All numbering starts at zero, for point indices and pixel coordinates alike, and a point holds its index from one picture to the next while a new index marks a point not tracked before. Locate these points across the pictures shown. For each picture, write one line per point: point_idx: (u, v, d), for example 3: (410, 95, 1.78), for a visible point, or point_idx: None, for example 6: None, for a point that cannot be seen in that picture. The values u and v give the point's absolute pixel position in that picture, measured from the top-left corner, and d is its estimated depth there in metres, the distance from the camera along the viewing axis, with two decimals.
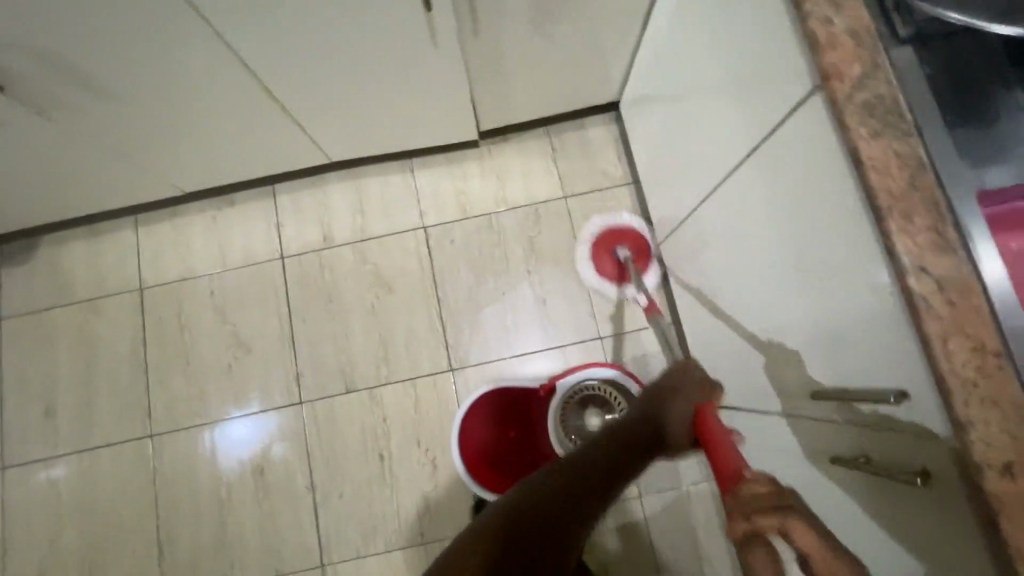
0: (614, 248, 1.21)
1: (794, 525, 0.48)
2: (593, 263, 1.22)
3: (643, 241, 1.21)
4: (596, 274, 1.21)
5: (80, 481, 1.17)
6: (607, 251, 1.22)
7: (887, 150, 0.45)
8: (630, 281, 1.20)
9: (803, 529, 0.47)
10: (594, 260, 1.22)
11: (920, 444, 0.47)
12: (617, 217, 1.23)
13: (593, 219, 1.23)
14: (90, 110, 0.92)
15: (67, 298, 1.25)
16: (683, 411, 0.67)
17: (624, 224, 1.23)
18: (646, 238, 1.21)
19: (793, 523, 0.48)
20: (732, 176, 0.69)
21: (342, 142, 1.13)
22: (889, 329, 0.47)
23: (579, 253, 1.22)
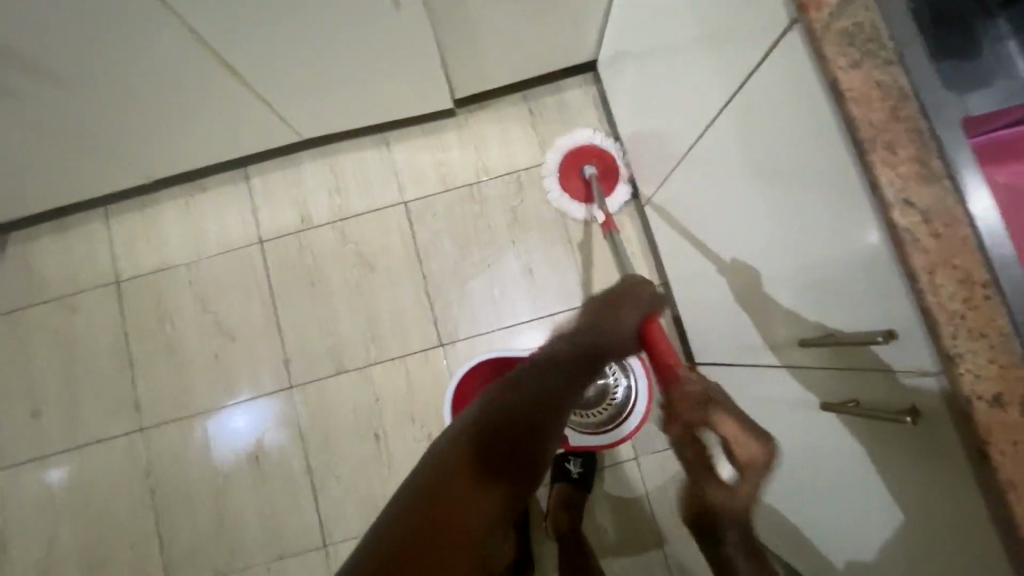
0: (582, 167, 1.18)
1: (717, 416, 0.65)
2: (560, 182, 1.19)
3: (609, 158, 1.17)
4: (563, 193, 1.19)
5: (73, 479, 1.16)
6: (575, 170, 1.19)
7: (867, 79, 0.43)
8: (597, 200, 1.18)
9: (724, 418, 0.64)
10: (562, 180, 1.19)
11: (908, 383, 0.47)
12: (590, 134, 1.18)
13: (563, 137, 1.20)
14: (43, 97, 0.86)
15: (42, 297, 1.22)
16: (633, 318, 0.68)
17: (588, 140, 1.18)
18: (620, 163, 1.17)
19: (719, 416, 0.65)
20: (711, 125, 0.67)
21: (313, 120, 1.09)
22: (872, 269, 0.46)
23: (546, 170, 1.20)
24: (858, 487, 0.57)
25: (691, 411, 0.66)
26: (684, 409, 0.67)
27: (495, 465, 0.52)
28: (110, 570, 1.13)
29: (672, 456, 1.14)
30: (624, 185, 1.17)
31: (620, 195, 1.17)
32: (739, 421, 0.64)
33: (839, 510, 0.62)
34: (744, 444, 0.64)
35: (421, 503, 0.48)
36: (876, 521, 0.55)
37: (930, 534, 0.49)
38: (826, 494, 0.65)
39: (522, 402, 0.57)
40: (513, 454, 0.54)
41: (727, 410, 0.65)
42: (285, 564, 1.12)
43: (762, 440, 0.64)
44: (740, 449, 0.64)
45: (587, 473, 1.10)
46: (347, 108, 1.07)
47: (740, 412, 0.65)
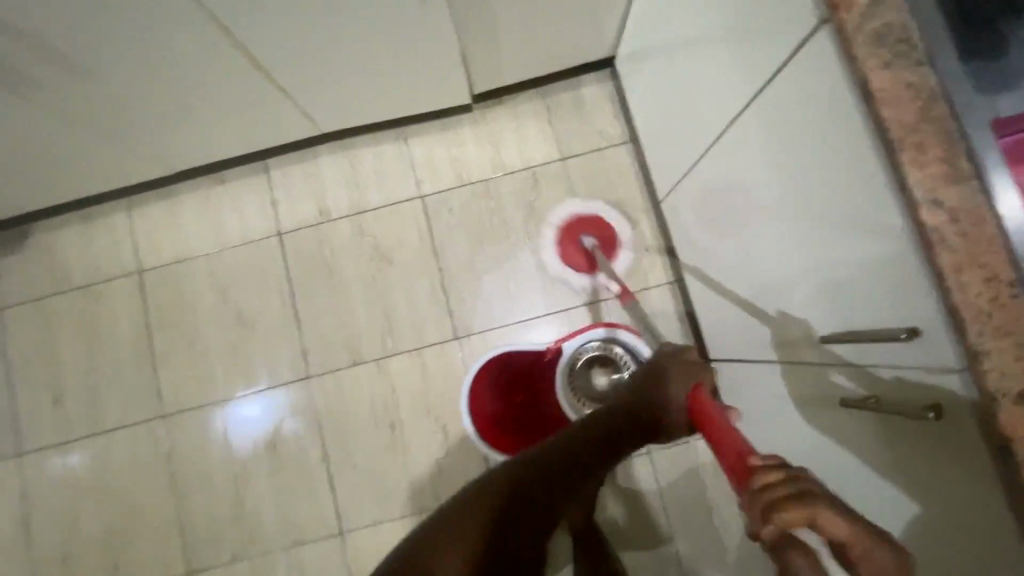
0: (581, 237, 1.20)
1: (820, 514, 0.40)
2: (560, 254, 1.20)
3: (605, 225, 1.20)
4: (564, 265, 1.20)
5: (95, 464, 1.19)
6: (574, 240, 1.20)
7: (898, 80, 0.44)
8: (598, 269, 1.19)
9: (833, 518, 0.39)
10: (562, 253, 1.20)
11: (929, 379, 0.48)
12: (581, 203, 1.21)
13: (558, 207, 1.21)
14: (70, 85, 0.88)
15: (65, 285, 1.24)
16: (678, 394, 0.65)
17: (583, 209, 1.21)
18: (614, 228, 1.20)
19: (821, 514, 0.40)
20: (733, 124, 0.68)
21: (333, 113, 1.11)
22: (898, 266, 0.47)
23: (543, 245, 1.20)
24: (874, 480, 0.58)
25: (779, 511, 0.41)
26: (770, 510, 0.42)
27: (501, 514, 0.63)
28: (131, 553, 1.16)
29: (684, 451, 1.15)
30: (624, 248, 1.20)
31: (621, 259, 1.19)
32: (851, 518, 0.40)
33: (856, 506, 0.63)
34: (873, 556, 0.39)
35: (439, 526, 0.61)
36: (888, 514, 0.56)
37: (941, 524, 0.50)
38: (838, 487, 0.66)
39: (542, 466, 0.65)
40: (520, 505, 0.64)
41: (826, 497, 0.41)
42: (302, 549, 1.14)
43: (889, 542, 0.39)
44: (862, 561, 0.39)
45: None
46: (366, 101, 1.09)
47: (851, 504, 0.41)
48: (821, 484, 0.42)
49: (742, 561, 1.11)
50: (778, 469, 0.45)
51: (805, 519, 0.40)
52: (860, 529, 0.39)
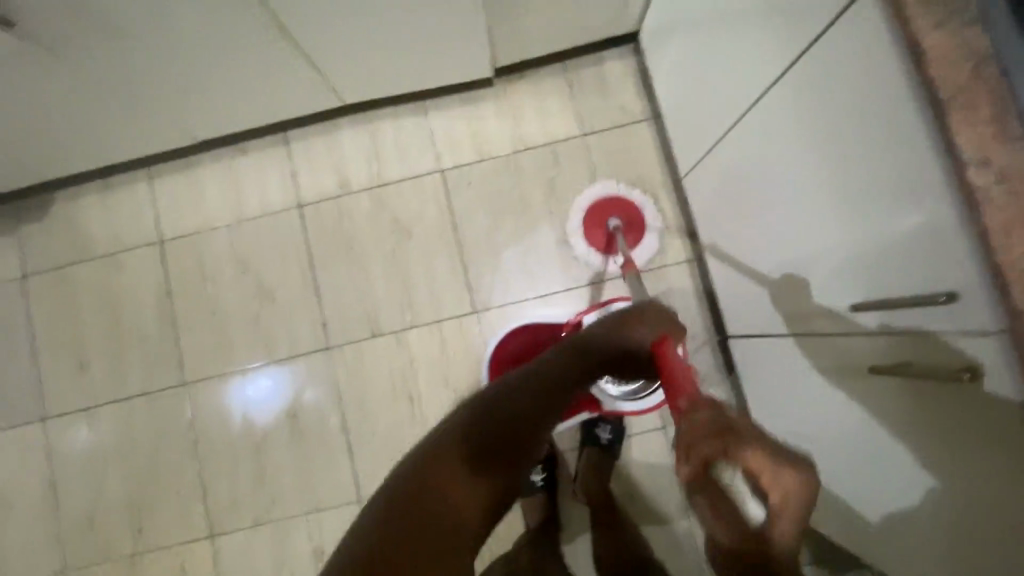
0: (607, 219, 1.19)
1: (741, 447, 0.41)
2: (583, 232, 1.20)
3: (635, 211, 1.19)
4: (584, 243, 1.20)
5: (119, 429, 1.21)
6: (600, 220, 1.19)
7: (949, 40, 0.44)
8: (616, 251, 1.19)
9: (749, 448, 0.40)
10: (585, 232, 1.20)
11: (963, 341, 0.49)
12: (607, 186, 1.20)
13: (591, 186, 1.20)
14: (100, 52, 0.88)
15: (88, 254, 1.25)
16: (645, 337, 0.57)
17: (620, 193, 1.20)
18: (640, 210, 1.19)
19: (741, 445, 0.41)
20: (772, 91, 0.69)
21: (357, 84, 1.10)
22: (937, 229, 0.49)
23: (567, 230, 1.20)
24: (916, 440, 0.60)
25: (697, 442, 0.43)
26: (691, 443, 0.43)
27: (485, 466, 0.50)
28: (155, 516, 1.18)
29: None
30: (651, 235, 1.19)
31: (645, 246, 1.19)
32: (764, 451, 0.40)
33: (896, 470, 0.65)
34: (779, 485, 0.39)
35: (407, 495, 0.46)
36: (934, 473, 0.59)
37: (985, 479, 0.52)
38: (879, 450, 0.68)
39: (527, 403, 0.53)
40: (508, 453, 0.51)
41: (745, 432, 0.41)
42: (323, 514, 1.17)
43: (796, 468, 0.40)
44: (771, 489, 0.39)
45: (616, 439, 1.12)
46: (390, 72, 1.08)
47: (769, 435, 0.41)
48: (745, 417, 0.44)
49: None
50: (707, 406, 0.46)
51: (720, 449, 0.42)
52: (772, 461, 0.39)
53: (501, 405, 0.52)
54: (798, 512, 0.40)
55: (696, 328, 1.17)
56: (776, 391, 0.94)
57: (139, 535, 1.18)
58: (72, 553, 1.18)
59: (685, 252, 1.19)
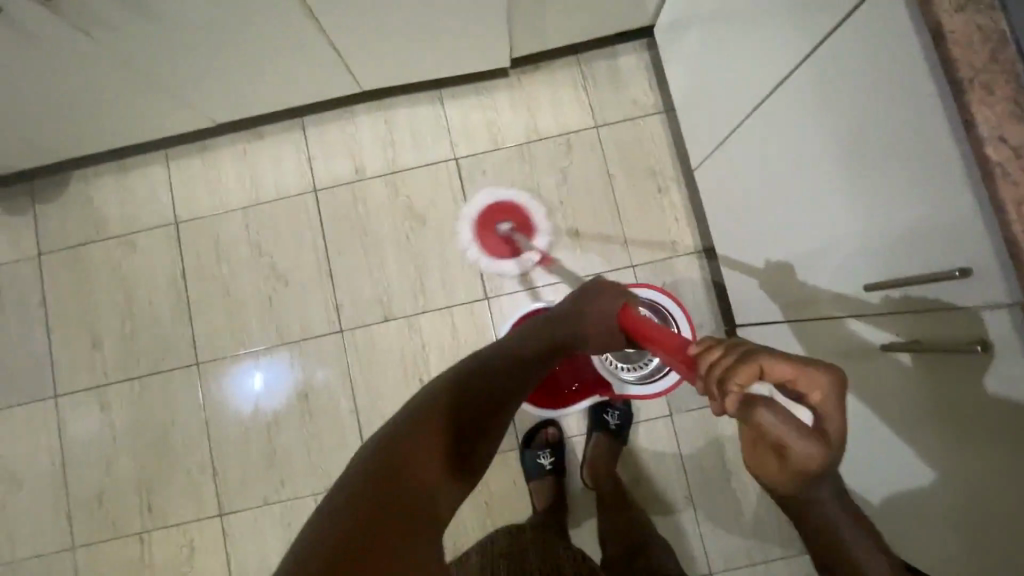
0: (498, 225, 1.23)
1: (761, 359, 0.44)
2: (481, 244, 1.22)
3: (519, 210, 1.23)
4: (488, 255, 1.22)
5: (131, 407, 1.22)
6: (491, 229, 1.23)
7: (969, 23, 0.47)
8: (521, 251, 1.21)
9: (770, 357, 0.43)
10: (481, 242, 1.23)
11: (974, 317, 0.53)
12: (486, 196, 1.23)
13: (472, 199, 1.24)
14: (133, 34, 0.88)
15: (103, 233, 1.26)
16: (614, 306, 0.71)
17: (501, 197, 1.23)
18: (526, 209, 1.23)
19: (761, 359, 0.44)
20: (785, 84, 0.71)
21: (377, 72, 1.12)
22: (952, 207, 0.51)
23: (468, 255, 1.22)
24: (927, 413, 0.63)
25: (731, 375, 0.44)
26: (723, 379, 0.45)
27: (463, 440, 0.52)
28: (165, 494, 1.19)
29: (707, 414, 1.18)
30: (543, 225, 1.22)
31: (543, 237, 1.22)
32: (788, 356, 0.43)
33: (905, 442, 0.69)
34: (816, 381, 0.43)
35: (387, 472, 0.46)
36: (946, 443, 0.62)
37: (997, 445, 0.55)
38: (889, 426, 0.70)
39: (500, 383, 0.57)
40: (485, 426, 0.53)
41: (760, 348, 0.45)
42: None
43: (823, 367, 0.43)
44: (808, 388, 0.43)
45: (624, 424, 1.14)
46: (411, 60, 1.10)
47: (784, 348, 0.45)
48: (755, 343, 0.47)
49: (758, 517, 1.16)
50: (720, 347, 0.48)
51: (754, 374, 0.44)
52: (799, 363, 0.43)
53: (474, 385, 0.56)
54: (838, 400, 0.43)
55: (704, 318, 1.19)
56: None
57: (148, 513, 1.19)
58: (81, 529, 1.19)
59: (693, 242, 1.22)
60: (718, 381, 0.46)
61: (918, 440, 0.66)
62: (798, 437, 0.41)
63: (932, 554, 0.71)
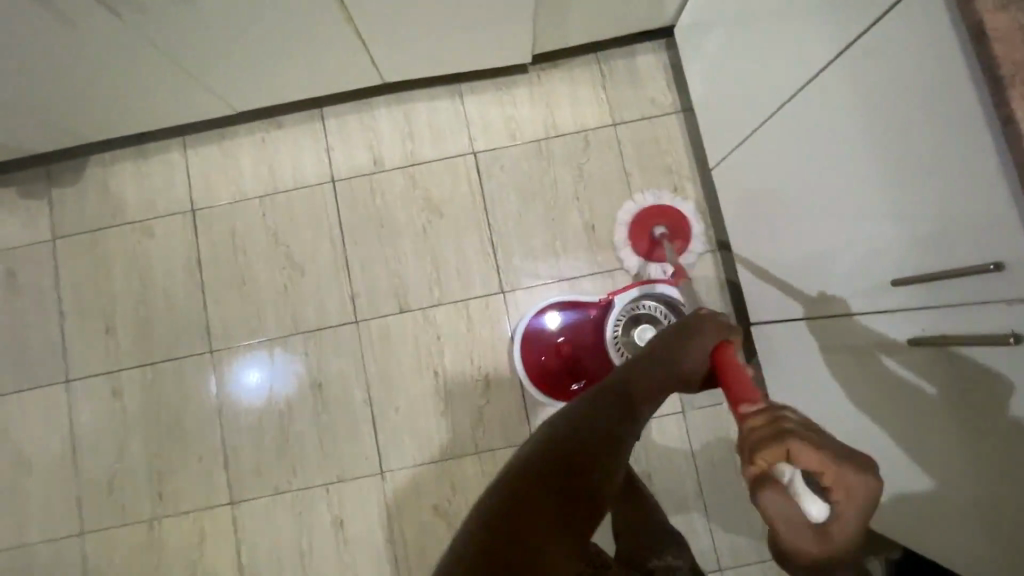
0: (653, 228, 1.21)
1: (795, 446, 0.41)
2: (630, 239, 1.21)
3: (681, 220, 1.21)
4: (630, 250, 1.21)
5: (144, 393, 1.22)
6: (645, 230, 1.21)
7: (1011, 21, 0.48)
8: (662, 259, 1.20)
9: (803, 447, 0.40)
10: (630, 240, 1.21)
11: (1006, 310, 0.54)
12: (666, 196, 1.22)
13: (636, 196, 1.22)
14: (161, 17, 0.88)
15: (118, 219, 1.26)
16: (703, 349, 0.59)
17: (663, 201, 1.22)
18: (689, 224, 1.21)
19: (794, 444, 0.41)
20: (812, 84, 0.72)
21: (400, 63, 1.13)
22: (990, 203, 0.53)
23: (616, 238, 1.21)
24: (946, 408, 0.64)
25: (758, 445, 0.42)
26: (750, 447, 0.43)
27: (525, 532, 0.42)
28: (176, 481, 1.19)
29: (718, 411, 1.19)
30: (697, 242, 1.21)
31: (692, 252, 1.21)
32: (820, 445, 0.40)
33: (915, 439, 0.70)
34: (846, 481, 0.39)
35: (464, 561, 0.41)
36: (962, 437, 0.63)
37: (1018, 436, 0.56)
38: (902, 420, 0.72)
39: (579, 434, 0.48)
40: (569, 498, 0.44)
41: (800, 431, 0.41)
42: (343, 485, 1.18)
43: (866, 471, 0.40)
44: (836, 487, 0.40)
45: None
46: (433, 53, 1.11)
47: (829, 436, 0.41)
48: (803, 416, 0.44)
49: None
50: (764, 412, 0.45)
51: (781, 455, 0.41)
52: (828, 457, 0.39)
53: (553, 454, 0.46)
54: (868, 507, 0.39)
55: None
56: (797, 375, 0.98)
57: (158, 500, 1.19)
58: (89, 515, 1.19)
59: (708, 241, 1.23)
60: (745, 444, 0.44)
61: (931, 435, 0.67)
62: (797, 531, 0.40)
63: (943, 549, 0.72)
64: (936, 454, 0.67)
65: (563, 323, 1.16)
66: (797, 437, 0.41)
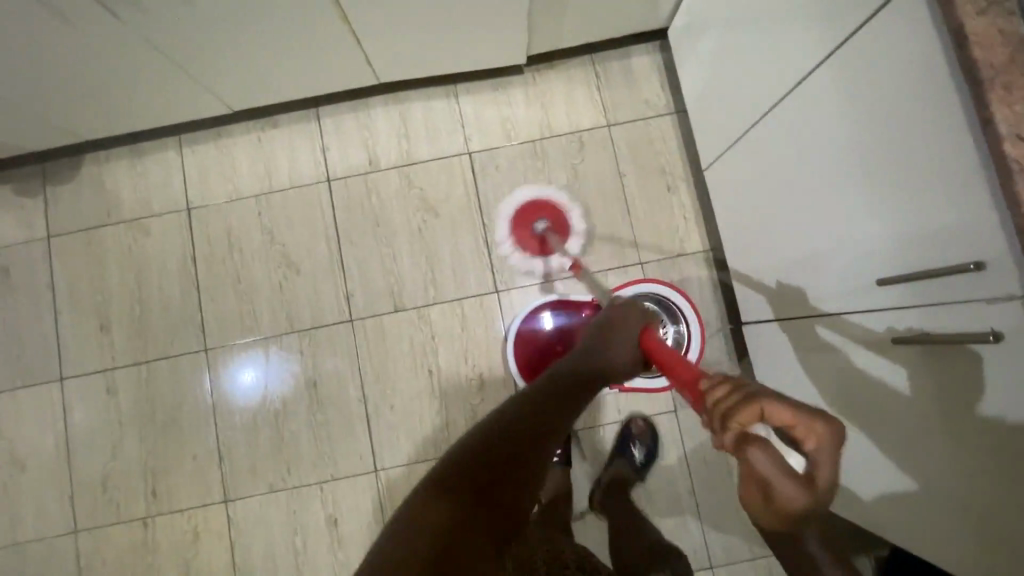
0: (533, 222, 1.21)
1: (767, 407, 0.46)
2: (513, 236, 1.21)
3: (559, 212, 1.22)
4: (515, 248, 1.21)
5: (139, 391, 1.22)
6: (526, 224, 1.21)
7: (990, 26, 0.50)
8: (552, 253, 1.21)
9: (776, 407, 0.46)
10: (513, 236, 1.21)
11: (987, 309, 0.55)
12: (527, 191, 1.22)
13: (515, 192, 1.23)
14: (160, 17, 0.89)
15: (114, 217, 1.26)
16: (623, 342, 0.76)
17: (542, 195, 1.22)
18: (563, 207, 1.22)
19: (766, 405, 0.46)
20: (803, 85, 0.73)
21: (396, 64, 1.14)
22: (972, 203, 0.54)
23: (498, 238, 1.21)
24: (929, 405, 0.65)
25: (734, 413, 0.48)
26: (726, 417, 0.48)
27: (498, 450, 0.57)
28: (170, 479, 1.19)
29: None
30: (577, 232, 1.22)
31: (576, 241, 1.22)
32: (791, 406, 0.45)
33: (901, 436, 0.71)
34: (817, 431, 0.46)
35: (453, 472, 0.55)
36: (945, 433, 0.64)
37: (1004, 435, 0.57)
38: (886, 418, 0.73)
39: (527, 415, 0.62)
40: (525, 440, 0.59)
41: (769, 394, 0.47)
42: (337, 484, 1.18)
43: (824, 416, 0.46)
44: (807, 436, 0.46)
45: (648, 462, 1.18)
46: (429, 53, 1.11)
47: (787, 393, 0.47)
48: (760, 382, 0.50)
49: None
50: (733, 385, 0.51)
51: (757, 416, 0.47)
52: (800, 414, 0.45)
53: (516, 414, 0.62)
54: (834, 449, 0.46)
55: (710, 316, 1.22)
56: (786, 375, 0.99)
57: (152, 498, 1.19)
58: (84, 513, 1.19)
59: (701, 241, 1.24)
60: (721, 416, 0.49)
61: (916, 432, 0.69)
62: (782, 478, 0.45)
63: (927, 546, 0.73)
64: (921, 451, 0.68)
65: (557, 324, 1.16)
66: (765, 398, 0.47)
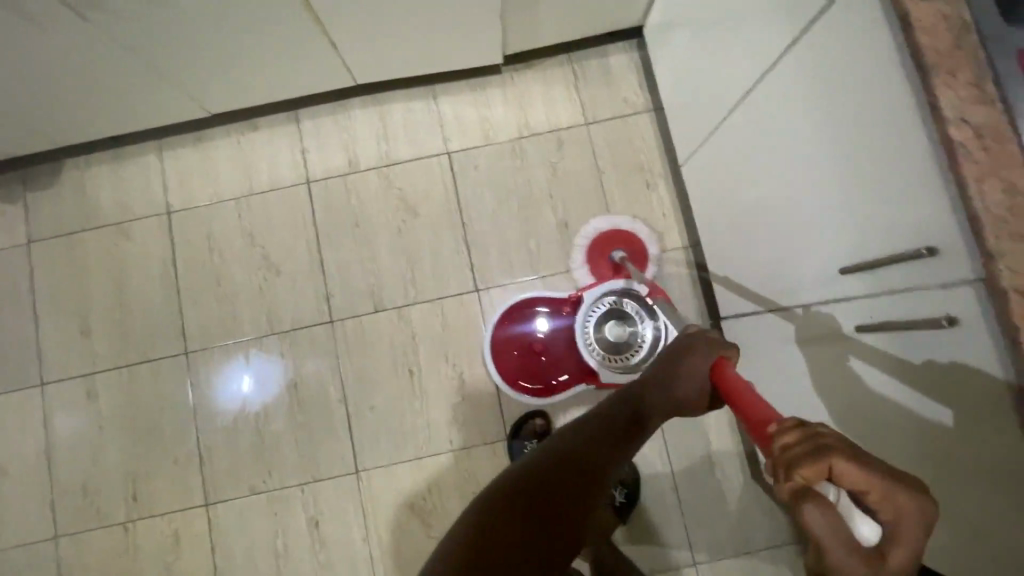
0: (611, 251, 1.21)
1: (840, 465, 0.40)
2: (592, 266, 1.21)
3: (639, 243, 1.22)
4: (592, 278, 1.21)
5: (120, 395, 1.22)
6: (603, 253, 1.22)
7: (934, 11, 0.50)
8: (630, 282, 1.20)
9: (848, 464, 0.40)
10: (591, 266, 1.22)
11: (942, 295, 0.55)
12: (599, 222, 1.23)
13: (589, 222, 1.23)
14: (133, 22, 0.90)
15: (94, 222, 1.26)
16: (700, 367, 0.60)
17: (622, 226, 1.23)
18: (643, 240, 1.22)
19: (838, 462, 0.40)
20: (770, 73, 0.73)
21: (373, 65, 1.14)
22: (922, 187, 0.54)
23: (576, 266, 1.22)
24: (892, 396, 0.65)
25: (797, 463, 0.41)
26: (786, 465, 0.42)
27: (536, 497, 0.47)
28: (152, 483, 1.19)
29: None
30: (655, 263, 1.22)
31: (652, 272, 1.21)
32: (865, 464, 0.40)
33: (867, 430, 0.71)
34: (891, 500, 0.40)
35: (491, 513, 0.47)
36: (909, 426, 0.63)
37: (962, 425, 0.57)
38: (854, 410, 0.73)
39: (561, 455, 0.50)
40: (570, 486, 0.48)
41: (842, 447, 0.40)
42: (318, 485, 1.18)
43: (902, 483, 0.41)
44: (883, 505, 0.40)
45: (627, 504, 1.15)
46: (405, 54, 1.12)
47: (865, 450, 0.41)
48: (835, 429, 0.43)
49: (743, 509, 1.17)
50: (794, 426, 0.44)
51: (824, 472, 0.40)
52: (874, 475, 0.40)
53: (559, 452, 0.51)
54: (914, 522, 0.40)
55: (691, 314, 1.22)
56: (764, 368, 0.99)
57: (133, 502, 1.19)
58: (63, 519, 1.18)
59: (682, 238, 1.24)
60: (780, 462, 0.42)
61: (880, 425, 0.68)
62: (848, 553, 0.38)
63: None
64: (886, 446, 0.67)
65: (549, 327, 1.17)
66: (838, 454, 0.40)
